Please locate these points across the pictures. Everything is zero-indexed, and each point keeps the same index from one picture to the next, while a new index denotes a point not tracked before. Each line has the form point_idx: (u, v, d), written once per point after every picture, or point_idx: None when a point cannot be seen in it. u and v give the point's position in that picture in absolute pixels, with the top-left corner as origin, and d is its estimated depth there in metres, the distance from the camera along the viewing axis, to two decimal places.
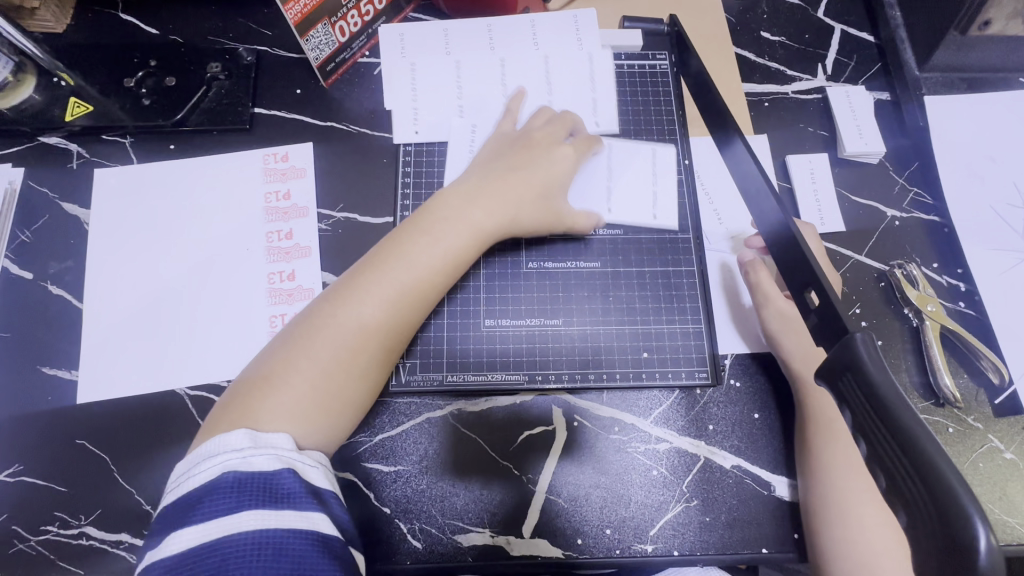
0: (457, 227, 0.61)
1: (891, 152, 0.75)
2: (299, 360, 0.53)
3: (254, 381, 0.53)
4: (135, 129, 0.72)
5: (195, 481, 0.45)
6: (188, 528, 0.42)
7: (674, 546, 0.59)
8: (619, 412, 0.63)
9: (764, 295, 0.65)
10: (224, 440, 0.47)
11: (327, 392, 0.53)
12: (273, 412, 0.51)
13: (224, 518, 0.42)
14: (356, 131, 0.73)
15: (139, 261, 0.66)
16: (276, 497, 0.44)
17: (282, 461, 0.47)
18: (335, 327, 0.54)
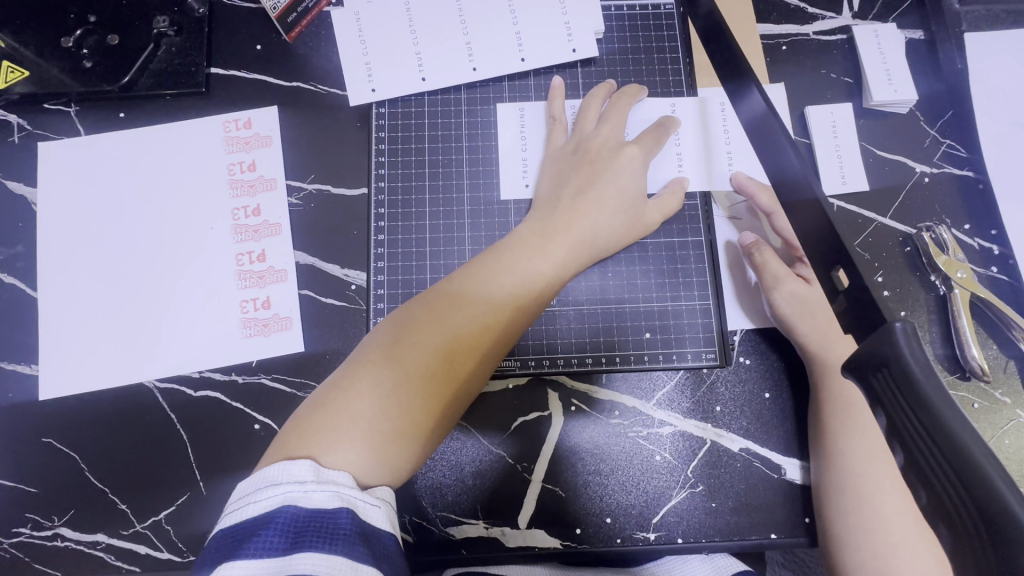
0: (539, 231, 0.55)
1: (923, 100, 0.67)
2: (386, 377, 0.46)
3: (310, 415, 0.45)
4: (79, 96, 0.64)
5: (254, 510, 0.38)
6: (234, 564, 0.36)
7: (678, 534, 0.56)
8: (620, 396, 0.59)
9: (769, 275, 0.58)
10: (289, 469, 0.40)
11: (394, 412, 0.45)
12: (334, 444, 0.43)
13: (274, 558, 0.36)
14: (323, 91, 0.65)
15: (95, 245, 0.61)
16: (333, 543, 0.37)
17: (344, 502, 0.39)
18: (446, 338, 0.48)
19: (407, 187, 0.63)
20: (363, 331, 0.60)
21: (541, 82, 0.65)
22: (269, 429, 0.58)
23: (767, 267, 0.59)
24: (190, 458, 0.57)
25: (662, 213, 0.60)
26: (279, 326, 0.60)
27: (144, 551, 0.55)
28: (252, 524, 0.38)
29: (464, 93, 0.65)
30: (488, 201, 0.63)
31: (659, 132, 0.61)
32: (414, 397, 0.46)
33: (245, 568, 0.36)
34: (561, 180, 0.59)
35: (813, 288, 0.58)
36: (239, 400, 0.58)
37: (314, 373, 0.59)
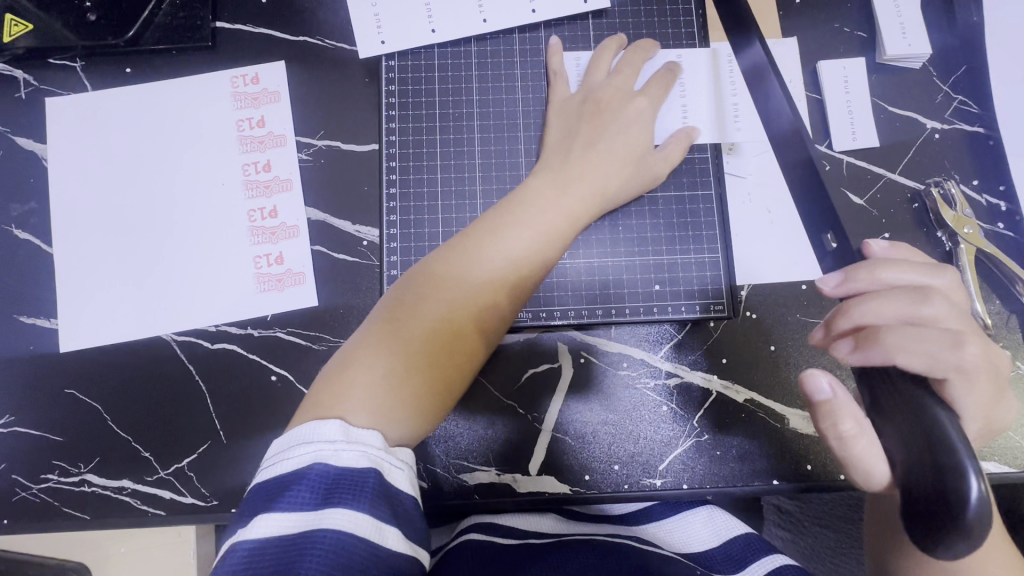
0: (542, 195, 0.55)
1: (937, 54, 0.66)
2: (412, 334, 0.47)
3: (332, 376, 0.46)
4: (85, 51, 0.64)
5: (288, 466, 0.40)
6: (269, 518, 0.38)
7: (685, 480, 0.58)
8: (629, 347, 0.60)
9: (865, 307, 0.43)
10: (318, 427, 0.41)
11: (415, 372, 0.46)
12: (363, 399, 0.44)
13: (308, 515, 0.38)
14: (331, 46, 0.64)
15: (108, 202, 0.61)
16: (363, 502, 0.38)
17: (373, 462, 0.41)
18: (467, 294, 0.50)
19: (418, 141, 0.63)
20: (376, 286, 0.61)
21: (551, 34, 0.65)
22: (286, 380, 0.59)
23: (869, 296, 0.43)
24: (210, 407, 0.59)
25: (669, 164, 0.60)
26: (293, 281, 0.61)
27: (168, 496, 0.57)
28: (288, 479, 0.40)
29: (474, 46, 0.64)
30: (499, 155, 0.63)
31: (670, 75, 0.62)
32: (439, 350, 0.48)
33: (282, 521, 0.38)
34: (569, 130, 0.59)
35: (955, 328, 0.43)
36: (255, 352, 0.59)
37: (328, 327, 0.60)
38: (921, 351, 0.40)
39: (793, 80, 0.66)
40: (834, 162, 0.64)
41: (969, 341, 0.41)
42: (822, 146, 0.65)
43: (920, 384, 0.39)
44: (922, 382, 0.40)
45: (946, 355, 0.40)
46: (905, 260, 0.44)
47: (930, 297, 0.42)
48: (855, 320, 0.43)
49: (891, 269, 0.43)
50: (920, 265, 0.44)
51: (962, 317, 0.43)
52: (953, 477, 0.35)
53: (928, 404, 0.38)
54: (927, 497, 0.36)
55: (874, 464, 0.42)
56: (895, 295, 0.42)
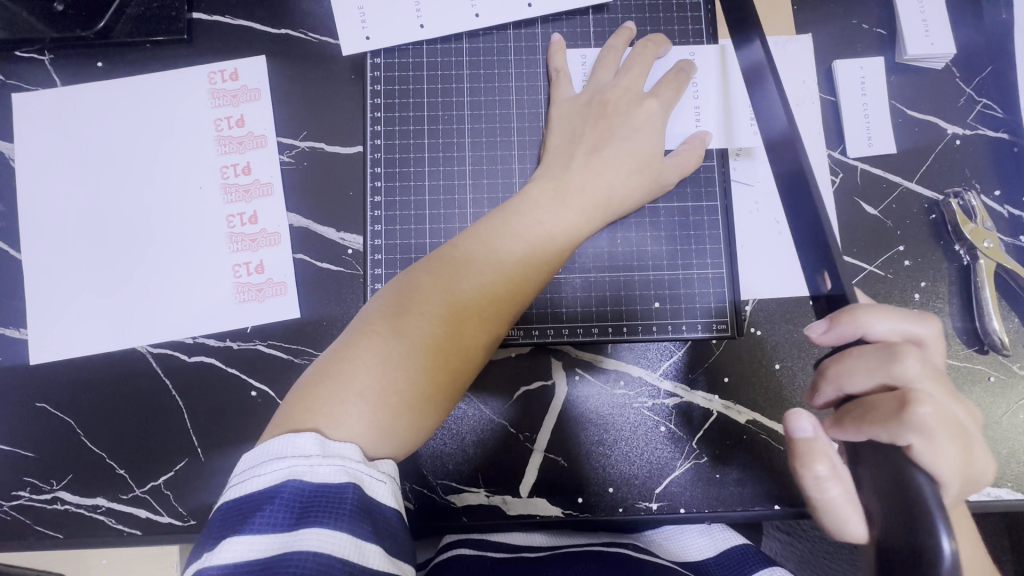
0: (544, 203, 0.52)
1: (960, 54, 0.62)
2: (393, 349, 0.44)
3: (310, 386, 0.43)
4: (54, 43, 0.60)
5: (260, 484, 0.37)
6: (237, 540, 0.35)
7: (681, 504, 0.56)
8: (626, 365, 0.58)
9: (841, 366, 0.42)
10: (291, 442, 0.39)
11: (398, 391, 0.43)
12: (340, 415, 0.41)
13: (281, 535, 0.35)
14: (314, 40, 0.60)
15: (78, 206, 0.58)
16: (341, 520, 0.36)
17: (351, 477, 0.38)
18: (454, 309, 0.46)
19: (405, 145, 0.59)
20: (360, 297, 0.58)
21: (549, 30, 0.61)
22: (266, 396, 0.56)
23: (847, 353, 0.42)
24: (187, 423, 0.56)
25: (679, 173, 0.56)
26: (274, 292, 0.58)
27: (144, 515, 0.55)
28: (258, 497, 0.37)
29: (466, 42, 0.60)
30: (491, 161, 0.59)
31: (680, 77, 0.58)
32: (422, 368, 0.44)
33: (252, 542, 0.35)
34: (574, 135, 0.55)
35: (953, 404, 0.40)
36: (234, 366, 0.57)
37: (310, 340, 0.57)
38: (882, 417, 0.39)
39: (807, 81, 0.62)
40: (848, 169, 0.61)
41: (924, 401, 0.38)
42: (836, 153, 0.61)
43: (892, 447, 0.38)
44: (896, 446, 0.38)
45: (897, 419, 0.38)
46: (889, 304, 0.42)
47: (900, 354, 0.39)
48: (836, 385, 0.42)
49: (876, 316, 0.41)
50: (900, 312, 0.42)
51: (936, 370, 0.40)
52: (925, 534, 0.32)
53: (907, 465, 0.37)
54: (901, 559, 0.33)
55: (850, 516, 0.42)
56: (869, 350, 0.41)
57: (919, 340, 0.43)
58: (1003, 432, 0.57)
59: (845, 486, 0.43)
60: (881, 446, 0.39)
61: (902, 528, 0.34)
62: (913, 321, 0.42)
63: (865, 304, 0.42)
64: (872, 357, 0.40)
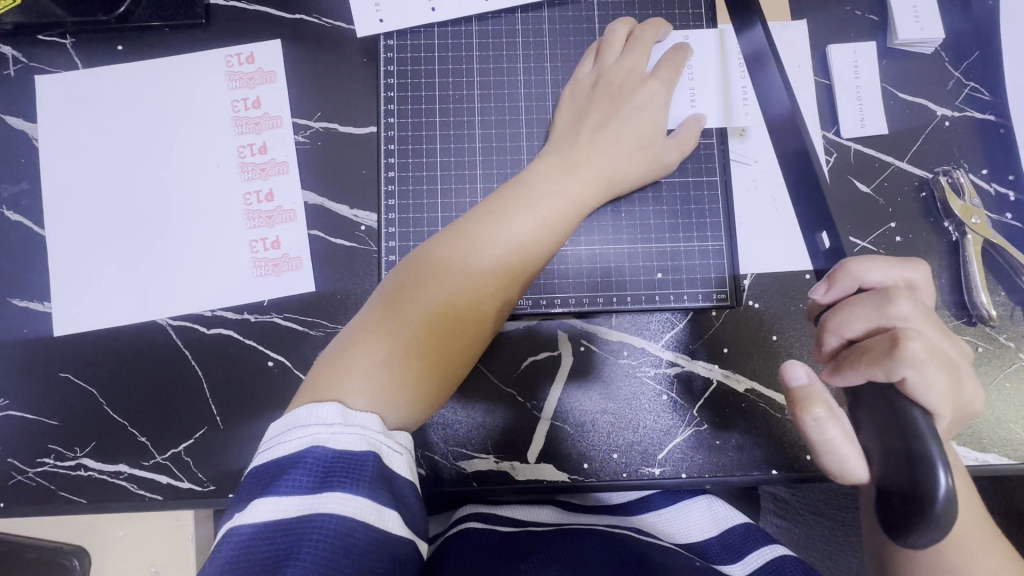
0: (548, 179, 0.54)
1: (949, 39, 0.65)
2: (412, 320, 0.46)
3: (332, 356, 0.45)
4: (75, 27, 0.62)
5: (285, 451, 0.39)
6: (265, 501, 0.37)
7: (683, 469, 0.58)
8: (629, 336, 0.60)
9: (839, 316, 0.45)
10: (315, 410, 0.41)
11: (419, 358, 0.46)
12: (362, 381, 0.44)
13: (306, 498, 0.37)
14: (329, 24, 0.62)
15: (101, 184, 0.60)
16: (362, 486, 0.38)
17: (371, 445, 0.40)
18: (469, 281, 0.48)
19: (417, 124, 0.61)
20: (373, 271, 0.60)
21: (554, 15, 0.63)
22: (283, 366, 0.58)
23: (842, 304, 0.45)
24: (206, 393, 0.58)
25: (679, 152, 0.58)
26: (289, 266, 0.60)
27: (165, 481, 0.57)
28: (284, 462, 0.39)
29: (476, 26, 0.62)
30: (499, 138, 0.61)
31: (678, 57, 0.60)
32: (440, 336, 0.47)
33: (279, 503, 0.37)
34: (580, 113, 0.58)
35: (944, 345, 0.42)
36: (252, 337, 0.59)
37: (325, 313, 0.59)
38: (876, 356, 0.41)
39: (802, 65, 0.64)
40: (841, 149, 0.63)
41: (914, 338, 0.40)
42: (830, 134, 0.64)
43: (886, 385, 0.41)
44: (892, 385, 0.40)
45: (890, 356, 0.40)
46: (877, 255, 0.46)
47: (892, 296, 0.42)
48: (837, 333, 0.45)
49: (866, 266, 0.45)
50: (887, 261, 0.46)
51: (926, 310, 0.43)
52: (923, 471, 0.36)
53: (903, 404, 0.39)
54: (903, 495, 0.37)
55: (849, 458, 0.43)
56: (863, 296, 0.44)
57: (908, 283, 0.46)
58: (991, 400, 0.59)
59: (844, 430, 0.43)
60: (879, 388, 0.41)
61: (899, 464, 0.38)
62: (903, 267, 0.46)
63: (856, 257, 0.46)
64: (869, 303, 0.43)
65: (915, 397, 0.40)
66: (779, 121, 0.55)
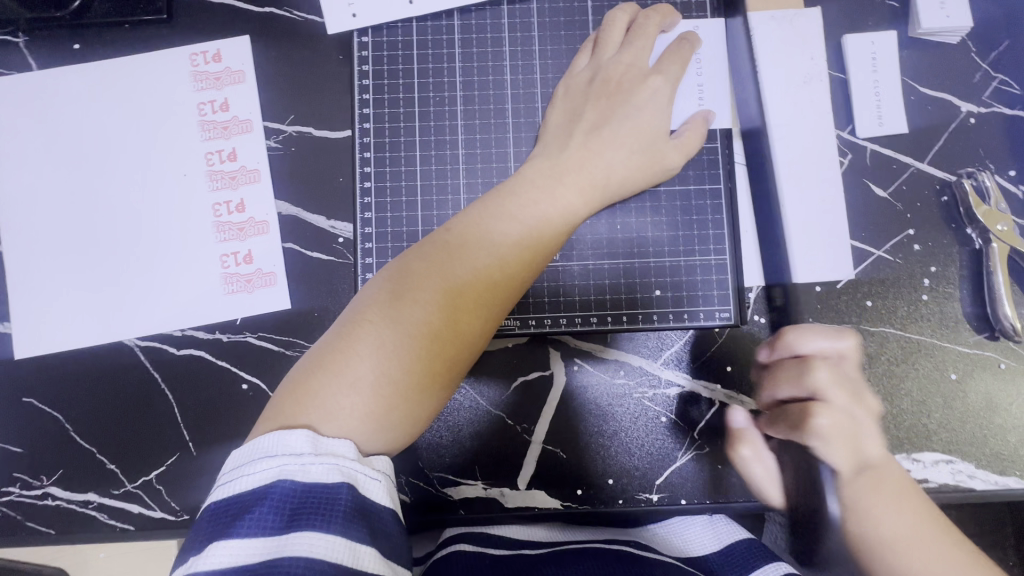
0: (538, 183, 0.49)
1: (977, 28, 0.59)
2: (386, 339, 0.42)
3: (302, 378, 0.42)
4: (29, 24, 0.57)
5: (248, 486, 0.36)
6: (225, 543, 0.34)
7: (683, 495, 0.55)
8: (627, 356, 0.56)
9: (772, 379, 0.51)
10: (283, 439, 0.37)
11: (396, 380, 0.41)
12: (334, 410, 0.40)
13: (271, 538, 0.34)
14: (300, 19, 0.58)
15: (60, 195, 0.56)
16: (334, 523, 0.35)
17: (345, 475, 0.37)
18: (447, 297, 0.44)
19: (396, 128, 0.57)
20: (352, 288, 0.56)
21: (544, 6, 0.58)
22: (257, 390, 0.55)
23: (776, 368, 0.52)
24: (178, 417, 0.55)
25: (683, 153, 0.54)
26: (263, 283, 0.56)
27: (136, 510, 0.54)
28: (247, 498, 0.36)
29: (459, 19, 0.58)
30: (485, 143, 0.57)
31: (683, 51, 0.55)
32: (420, 356, 0.42)
33: (241, 545, 0.34)
34: (574, 114, 0.53)
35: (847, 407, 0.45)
36: (224, 359, 0.55)
37: (301, 332, 0.56)
38: (789, 419, 0.46)
39: (815, 58, 0.59)
40: (857, 150, 0.58)
41: (823, 411, 0.43)
42: (844, 133, 0.59)
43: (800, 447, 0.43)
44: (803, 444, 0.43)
45: (801, 423, 0.44)
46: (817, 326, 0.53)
47: (813, 367, 0.47)
48: (770, 393, 0.51)
49: (799, 334, 0.52)
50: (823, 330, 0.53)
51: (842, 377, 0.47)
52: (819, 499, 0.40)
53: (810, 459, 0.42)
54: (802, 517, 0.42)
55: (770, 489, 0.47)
56: (791, 361, 0.50)
57: (839, 353, 0.51)
58: (1013, 419, 0.56)
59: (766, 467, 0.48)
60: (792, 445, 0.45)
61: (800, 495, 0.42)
62: (836, 339, 0.52)
63: (797, 329, 0.53)
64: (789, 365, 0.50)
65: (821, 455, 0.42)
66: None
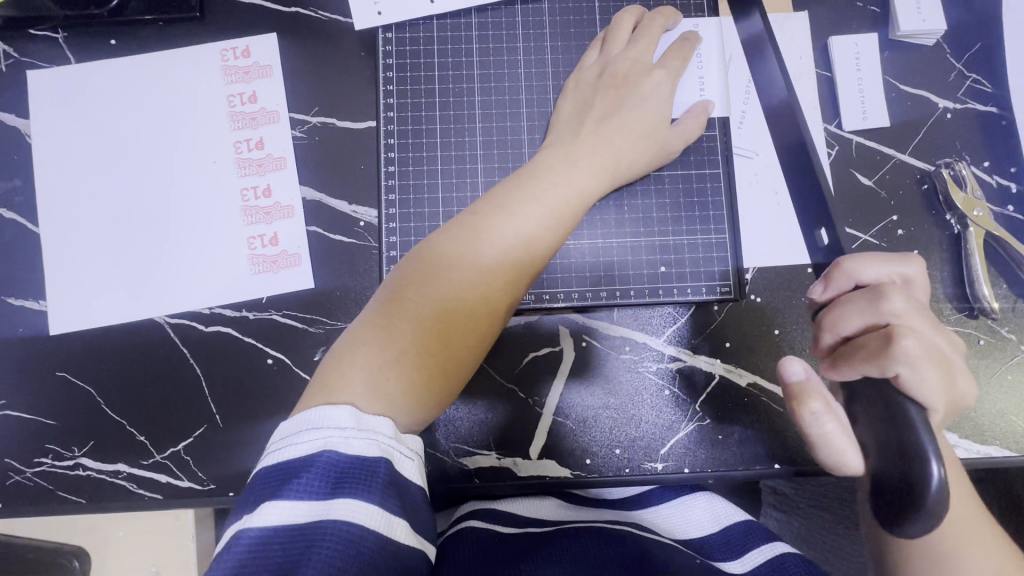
0: (556, 168, 0.53)
1: (951, 31, 0.64)
2: (419, 313, 0.46)
3: (343, 349, 0.45)
4: (68, 22, 0.61)
5: (295, 454, 0.39)
6: (275, 505, 0.36)
7: (686, 464, 0.58)
8: (632, 331, 0.60)
9: (835, 314, 0.45)
10: (327, 414, 0.40)
11: (429, 349, 0.45)
12: (372, 377, 0.43)
13: (317, 504, 0.36)
14: (326, 18, 0.62)
15: (96, 182, 0.59)
16: (374, 494, 0.37)
17: (383, 451, 0.40)
18: (475, 280, 0.47)
19: (417, 118, 0.61)
20: (374, 267, 0.59)
21: (554, 6, 0.62)
22: (282, 364, 0.58)
23: (839, 302, 0.46)
24: (205, 391, 0.58)
25: (684, 141, 0.58)
26: (288, 263, 0.59)
27: (164, 480, 0.56)
28: (294, 466, 0.38)
29: (475, 18, 0.62)
30: (500, 132, 0.61)
31: (685, 49, 0.59)
32: (451, 328, 0.46)
33: (289, 508, 0.36)
34: (584, 104, 0.57)
35: (934, 334, 0.43)
36: (250, 335, 0.58)
37: (325, 309, 0.59)
38: (870, 353, 0.42)
39: (804, 57, 0.64)
40: (844, 142, 0.63)
41: (909, 334, 0.41)
42: (832, 126, 0.63)
43: (882, 380, 0.42)
44: (887, 381, 0.42)
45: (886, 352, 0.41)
46: (872, 251, 0.46)
47: (887, 292, 0.43)
48: (833, 331, 0.46)
49: (861, 262, 0.45)
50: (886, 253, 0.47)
51: (920, 305, 0.44)
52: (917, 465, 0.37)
53: (898, 397, 0.41)
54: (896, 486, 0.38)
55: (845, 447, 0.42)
56: (858, 292, 0.44)
57: (906, 279, 0.47)
58: (992, 392, 0.60)
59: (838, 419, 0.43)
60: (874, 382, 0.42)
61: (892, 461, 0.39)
62: (898, 262, 0.47)
63: (850, 255, 0.46)
64: (863, 300, 0.44)
65: (912, 394, 0.41)
66: (778, 114, 0.54)
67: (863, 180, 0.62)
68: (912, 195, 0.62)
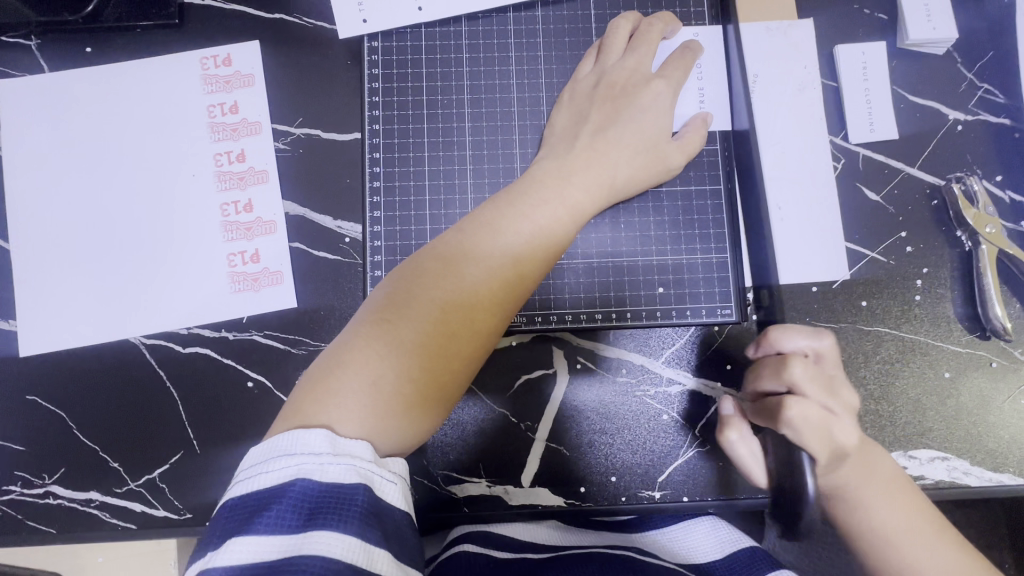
0: (547, 183, 0.51)
1: (962, 39, 0.62)
2: (401, 337, 0.43)
3: (321, 372, 0.42)
4: (41, 28, 0.58)
5: (267, 483, 0.36)
6: (244, 538, 0.34)
7: (685, 492, 0.55)
8: (627, 353, 0.57)
9: (754, 377, 0.51)
10: (302, 439, 0.37)
11: (412, 376, 0.43)
12: (350, 406, 0.40)
13: (289, 536, 0.34)
14: (310, 25, 0.59)
15: (69, 195, 0.57)
16: (350, 523, 0.35)
17: (362, 477, 0.37)
18: (460, 297, 0.45)
19: (404, 130, 0.58)
20: (360, 285, 0.57)
21: (548, 14, 0.60)
22: (263, 387, 0.55)
23: (759, 364, 0.51)
24: (182, 415, 0.55)
25: (685, 154, 0.55)
26: (269, 281, 0.57)
27: (139, 508, 0.54)
28: (266, 495, 0.36)
29: (465, 26, 0.59)
30: (492, 145, 0.58)
31: (687, 59, 0.57)
32: (436, 352, 0.44)
33: (259, 541, 0.34)
34: (581, 115, 0.55)
35: (831, 398, 0.48)
36: (230, 357, 0.56)
37: (308, 330, 0.56)
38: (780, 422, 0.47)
39: (809, 66, 0.61)
40: (850, 155, 0.60)
41: (796, 405, 0.46)
42: (838, 139, 0.61)
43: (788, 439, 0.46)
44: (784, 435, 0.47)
45: (778, 418, 0.47)
46: (795, 323, 0.51)
47: (789, 361, 0.48)
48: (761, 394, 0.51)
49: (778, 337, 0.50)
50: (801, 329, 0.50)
51: (819, 374, 0.49)
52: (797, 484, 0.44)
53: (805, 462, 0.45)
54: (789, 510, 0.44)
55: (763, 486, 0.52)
56: (768, 362, 0.50)
57: (818, 353, 0.50)
58: (1005, 417, 0.57)
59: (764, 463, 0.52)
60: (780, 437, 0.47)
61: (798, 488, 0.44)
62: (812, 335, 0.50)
63: (778, 325, 0.51)
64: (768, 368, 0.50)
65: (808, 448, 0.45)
66: None
67: (870, 196, 0.60)
68: (921, 211, 0.60)
